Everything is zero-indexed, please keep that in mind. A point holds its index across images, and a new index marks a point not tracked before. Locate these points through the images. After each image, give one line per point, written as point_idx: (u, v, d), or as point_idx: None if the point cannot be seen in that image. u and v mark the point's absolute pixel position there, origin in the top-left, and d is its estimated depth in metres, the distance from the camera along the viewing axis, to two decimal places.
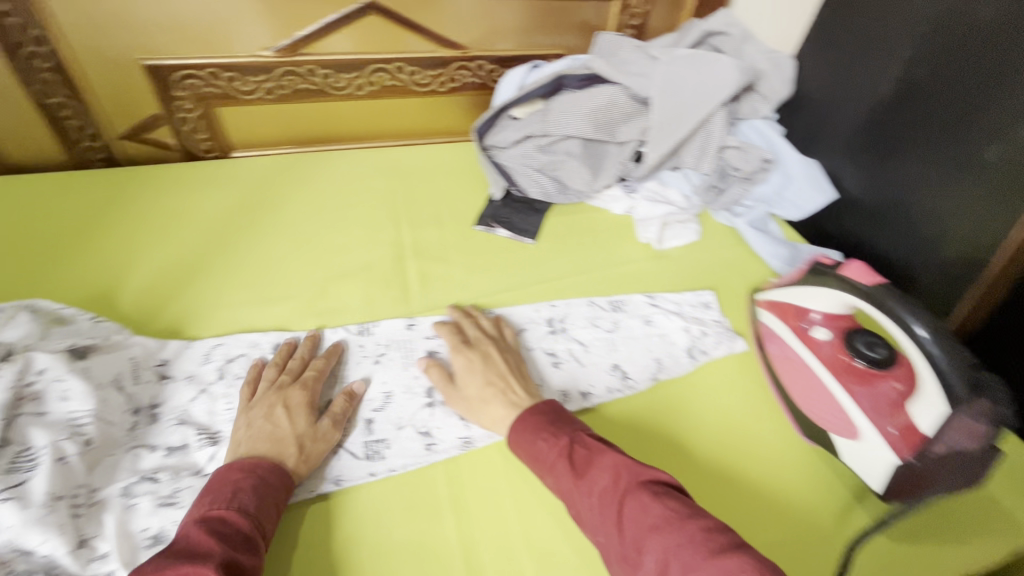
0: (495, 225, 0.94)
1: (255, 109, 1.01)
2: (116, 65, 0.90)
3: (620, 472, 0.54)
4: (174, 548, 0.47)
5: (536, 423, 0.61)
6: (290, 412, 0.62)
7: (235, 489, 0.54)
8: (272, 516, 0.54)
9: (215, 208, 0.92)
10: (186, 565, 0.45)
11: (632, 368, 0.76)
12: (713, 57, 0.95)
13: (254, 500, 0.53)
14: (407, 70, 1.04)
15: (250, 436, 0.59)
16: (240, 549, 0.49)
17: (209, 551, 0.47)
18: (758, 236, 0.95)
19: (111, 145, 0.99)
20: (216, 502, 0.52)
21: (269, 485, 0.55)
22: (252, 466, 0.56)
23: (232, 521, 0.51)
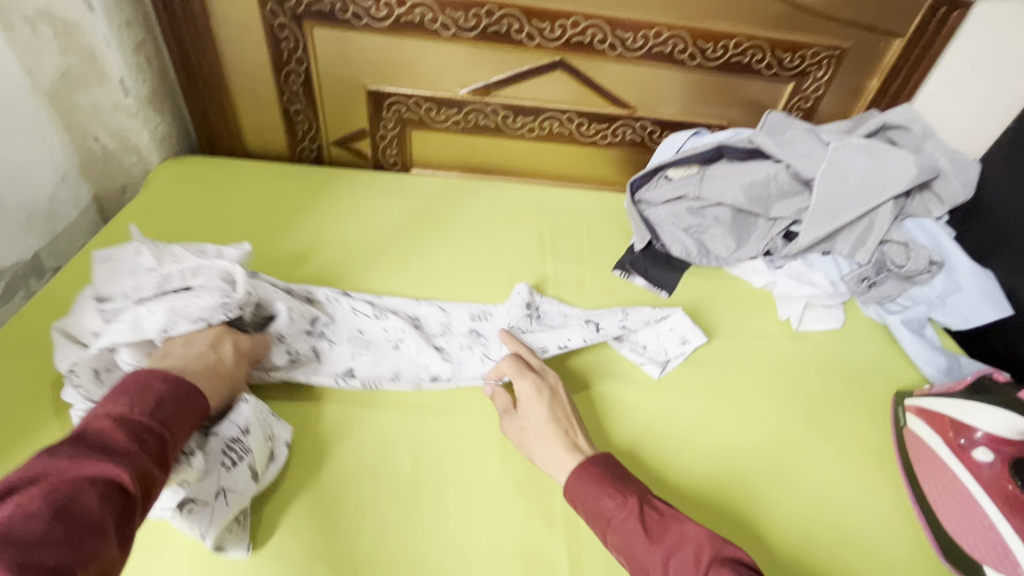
0: (633, 273, 0.99)
1: (440, 135, 1.16)
2: (346, 86, 1.10)
3: (700, 544, 0.53)
4: (82, 439, 0.49)
5: (597, 478, 0.61)
6: (233, 349, 0.69)
7: (156, 396, 0.56)
8: (186, 424, 0.57)
9: (394, 213, 1.08)
10: (94, 460, 0.48)
11: (603, 322, 0.84)
12: (890, 149, 0.93)
13: (173, 411, 0.56)
14: (576, 121, 1.14)
15: (189, 359, 0.65)
16: (150, 456, 0.52)
17: (122, 455, 0.49)
18: (913, 337, 0.90)
19: (324, 147, 1.20)
20: (127, 405, 0.54)
21: (188, 400, 0.59)
22: (177, 379, 0.59)
23: (152, 426, 0.53)
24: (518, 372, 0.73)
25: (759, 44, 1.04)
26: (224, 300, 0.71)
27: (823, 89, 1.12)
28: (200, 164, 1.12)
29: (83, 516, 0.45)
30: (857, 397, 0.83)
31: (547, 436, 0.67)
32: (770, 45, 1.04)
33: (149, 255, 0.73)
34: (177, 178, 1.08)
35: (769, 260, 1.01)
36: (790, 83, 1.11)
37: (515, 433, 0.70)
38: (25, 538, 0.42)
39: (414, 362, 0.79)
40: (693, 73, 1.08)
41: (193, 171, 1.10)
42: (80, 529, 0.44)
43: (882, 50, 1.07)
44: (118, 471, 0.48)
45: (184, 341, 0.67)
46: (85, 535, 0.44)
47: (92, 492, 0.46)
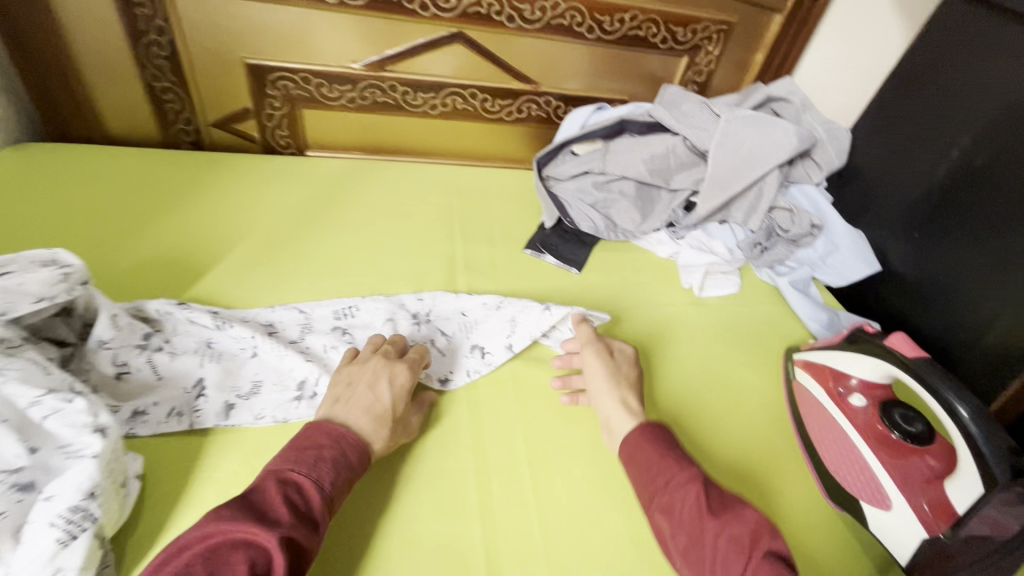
0: (544, 251, 0.98)
1: (335, 114, 1.08)
2: (221, 60, 0.98)
3: (758, 535, 0.53)
4: (252, 498, 0.51)
5: (659, 449, 0.62)
6: (392, 391, 0.65)
7: (318, 457, 0.56)
8: (343, 491, 0.56)
9: (287, 200, 0.99)
10: (253, 525, 0.48)
11: (489, 342, 0.80)
12: (773, 120, 0.98)
13: (331, 477, 0.55)
14: (479, 97, 1.11)
15: (353, 399, 0.63)
16: (302, 526, 0.51)
17: (278, 520, 0.50)
18: (800, 298, 0.97)
19: (201, 130, 1.07)
20: (299, 463, 0.55)
21: (348, 462, 0.57)
22: (339, 437, 0.58)
23: (308, 489, 0.53)
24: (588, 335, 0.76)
25: (653, 18, 1.05)
26: (62, 276, 0.60)
27: (715, 63, 1.16)
28: (48, 151, 0.96)
29: None
30: (753, 357, 0.88)
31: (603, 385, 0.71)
32: (664, 19, 1.06)
33: None
34: (15, 168, 0.92)
35: (672, 231, 1.04)
36: (684, 57, 1.14)
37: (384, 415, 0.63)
38: None
39: (273, 371, 0.71)
40: (592, 47, 1.08)
41: (39, 160, 0.94)
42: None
43: (763, 25, 1.13)
44: (269, 540, 0.48)
45: (347, 380, 0.65)
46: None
47: (240, 553, 0.47)
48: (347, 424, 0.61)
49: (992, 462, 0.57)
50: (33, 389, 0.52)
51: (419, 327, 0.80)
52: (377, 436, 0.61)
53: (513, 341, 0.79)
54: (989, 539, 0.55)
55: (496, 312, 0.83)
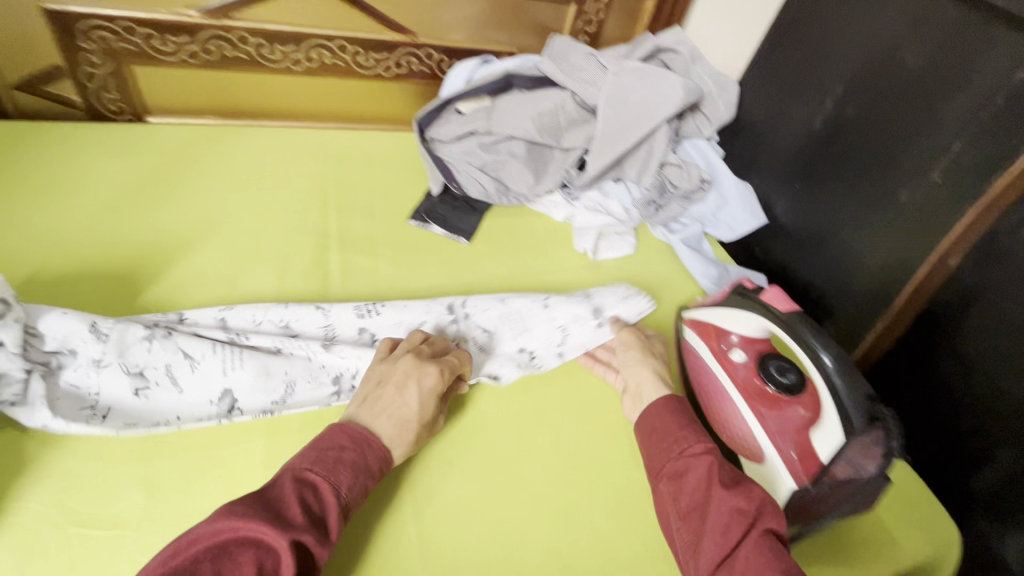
0: (430, 221, 0.90)
1: (175, 72, 0.92)
2: (9, 4, 0.80)
3: (764, 507, 0.51)
4: (265, 496, 0.46)
5: (676, 413, 0.62)
6: (421, 394, 0.58)
7: (337, 459, 0.51)
8: (361, 499, 0.51)
9: (118, 176, 0.84)
10: (260, 525, 0.43)
11: (537, 348, 0.75)
12: (660, 72, 0.94)
13: (349, 483, 0.51)
14: (350, 50, 0.98)
15: (380, 403, 0.57)
16: (314, 532, 0.46)
17: (291, 520, 0.45)
18: (691, 255, 0.97)
19: (0, 95, 0.88)
20: (319, 467, 0.50)
21: (365, 470, 0.52)
22: (364, 440, 0.53)
23: (324, 493, 0.49)
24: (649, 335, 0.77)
25: None
26: None
27: (604, 12, 1.10)
28: None
29: None
30: (646, 319, 0.87)
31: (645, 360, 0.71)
32: None
33: None
34: None
35: (567, 193, 1.00)
36: (571, 5, 1.07)
37: (405, 415, 0.57)
38: None
39: (203, 391, 0.60)
40: None
41: None
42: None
43: None
44: (278, 543, 0.43)
45: (378, 378, 0.59)
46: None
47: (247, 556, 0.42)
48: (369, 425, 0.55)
49: (850, 409, 0.59)
50: None
51: (457, 324, 0.74)
52: (400, 441, 0.56)
53: (564, 349, 0.75)
54: (865, 471, 0.58)
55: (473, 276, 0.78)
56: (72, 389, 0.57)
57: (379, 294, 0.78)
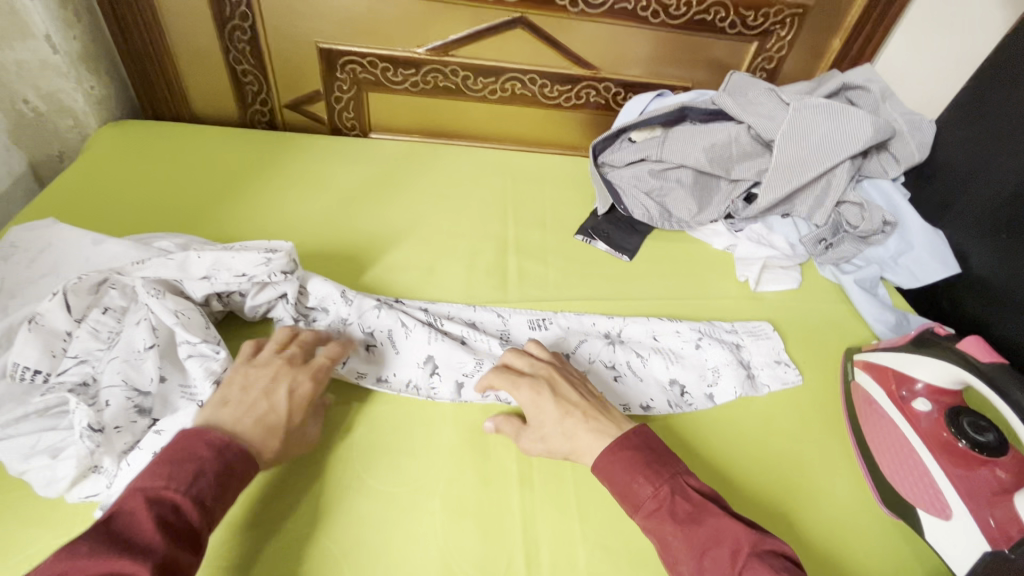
0: (595, 237, 0.98)
1: (398, 98, 1.12)
2: (298, 44, 1.04)
3: (739, 543, 0.51)
4: (117, 528, 0.43)
5: (642, 449, 0.58)
6: (291, 399, 0.57)
7: (198, 471, 0.48)
8: (225, 505, 0.49)
9: (350, 178, 1.04)
10: (123, 557, 0.41)
11: (688, 383, 0.76)
12: (848, 109, 0.93)
13: (214, 490, 0.48)
14: (538, 82, 1.11)
15: (240, 408, 0.54)
16: (182, 547, 0.45)
17: (149, 550, 0.43)
18: (866, 297, 0.92)
19: (276, 111, 1.15)
20: (173, 484, 0.47)
21: (234, 476, 0.50)
22: (222, 446, 0.50)
23: (182, 508, 0.46)
24: (512, 383, 0.64)
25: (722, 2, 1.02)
26: (263, 259, 0.68)
27: (786, 49, 1.11)
28: (144, 127, 1.06)
29: None
30: (810, 355, 0.84)
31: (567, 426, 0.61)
32: (733, 3, 1.02)
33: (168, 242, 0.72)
34: (119, 142, 1.02)
35: (730, 223, 1.01)
36: (753, 42, 1.09)
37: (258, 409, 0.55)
38: None
39: (414, 355, 0.73)
40: (655, 32, 1.06)
41: (137, 134, 1.05)
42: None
43: (843, 9, 1.06)
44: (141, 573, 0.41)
45: (244, 383, 0.56)
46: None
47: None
48: (231, 431, 0.52)
49: None
50: (190, 335, 0.62)
51: (614, 348, 0.78)
52: (265, 445, 0.54)
53: (714, 391, 0.76)
54: None
55: (637, 321, 0.82)
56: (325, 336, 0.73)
57: (549, 297, 0.87)
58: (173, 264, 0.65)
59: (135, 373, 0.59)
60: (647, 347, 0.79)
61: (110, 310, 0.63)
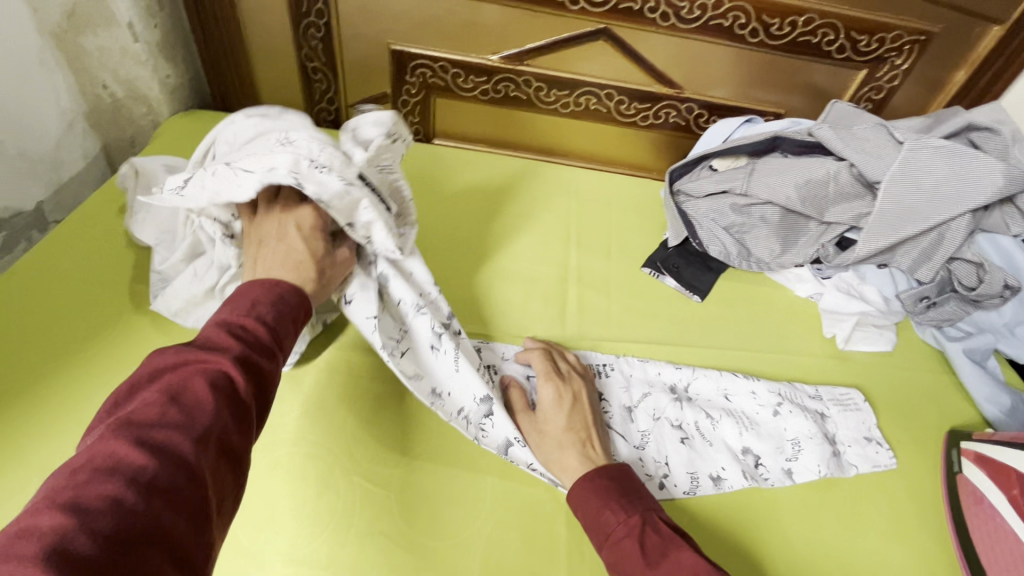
0: (664, 272, 0.90)
1: (466, 105, 1.08)
2: (370, 44, 1.01)
3: None
4: (193, 343, 0.43)
5: (602, 492, 0.56)
6: (304, 237, 0.59)
7: (256, 299, 0.49)
8: (292, 332, 0.50)
9: (409, 185, 1.00)
10: (205, 355, 0.42)
11: (764, 454, 0.68)
12: (976, 154, 0.80)
13: (273, 313, 0.49)
14: (615, 98, 1.04)
15: (268, 258, 0.57)
16: (258, 353, 0.45)
17: (227, 350, 0.43)
18: (976, 372, 0.80)
19: (341, 110, 1.13)
20: (236, 310, 0.47)
21: (290, 304, 0.51)
22: (274, 284, 0.52)
23: (251, 327, 0.46)
24: (544, 376, 0.67)
25: (833, 23, 0.91)
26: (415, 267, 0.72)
27: (900, 79, 0.99)
28: (211, 118, 1.06)
29: (197, 404, 0.39)
30: (905, 433, 0.74)
31: (565, 446, 0.61)
32: (846, 24, 0.92)
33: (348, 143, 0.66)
34: (187, 132, 1.02)
35: (817, 269, 0.91)
36: (862, 69, 0.98)
37: (276, 253, 0.58)
38: (142, 420, 0.37)
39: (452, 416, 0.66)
40: (752, 52, 0.97)
41: (206, 125, 1.04)
42: (190, 421, 0.38)
43: (975, 37, 0.93)
44: (224, 363, 0.42)
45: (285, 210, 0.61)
46: (201, 425, 0.38)
47: (202, 380, 0.40)
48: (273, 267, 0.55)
49: None
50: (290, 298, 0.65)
51: (682, 405, 0.71)
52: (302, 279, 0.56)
53: (793, 466, 0.67)
54: None
55: (709, 376, 0.74)
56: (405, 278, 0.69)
57: (610, 334, 0.80)
58: (345, 196, 0.59)
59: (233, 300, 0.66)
60: (717, 406, 0.72)
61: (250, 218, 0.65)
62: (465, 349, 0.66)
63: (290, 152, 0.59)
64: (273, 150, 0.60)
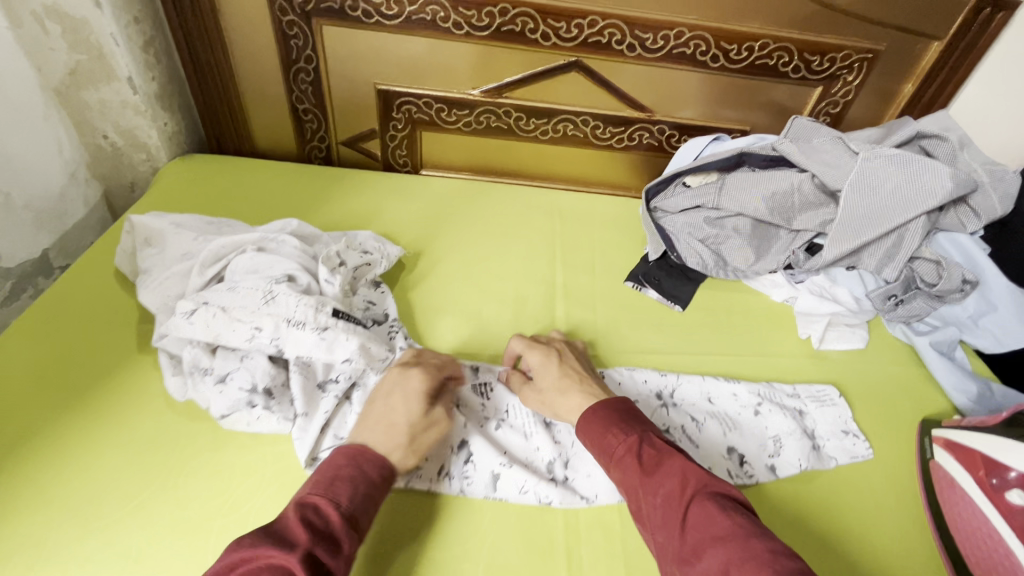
0: (646, 285, 0.95)
1: (451, 136, 1.14)
2: (357, 85, 1.07)
3: (689, 478, 0.52)
4: (271, 525, 0.48)
5: (605, 418, 0.61)
6: (406, 399, 0.62)
7: (336, 476, 0.53)
8: (367, 512, 0.52)
9: (398, 215, 1.04)
10: (273, 547, 0.46)
11: (748, 452, 0.71)
12: (925, 160, 0.86)
13: (349, 495, 0.52)
14: (591, 124, 1.10)
15: (374, 417, 0.60)
16: (324, 544, 0.48)
17: (293, 541, 0.46)
18: (942, 362, 0.85)
19: (332, 148, 1.18)
20: (315, 489, 0.52)
21: (369, 476, 0.54)
22: (358, 456, 0.56)
23: (323, 511, 0.50)
24: (527, 347, 0.75)
25: (786, 46, 0.99)
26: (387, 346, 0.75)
27: (853, 94, 1.06)
28: (209, 161, 1.11)
29: None
30: (880, 424, 0.78)
31: (561, 389, 0.68)
32: (799, 47, 0.99)
33: (341, 249, 0.81)
34: (184, 175, 1.07)
35: (790, 274, 0.95)
36: (817, 87, 1.05)
37: (378, 411, 0.61)
38: None
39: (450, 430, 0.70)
40: (714, 76, 1.03)
41: (203, 168, 1.09)
42: None
43: (917, 53, 1.01)
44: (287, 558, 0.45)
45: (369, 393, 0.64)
46: None
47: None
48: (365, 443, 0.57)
49: None
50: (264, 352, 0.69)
51: (668, 410, 0.75)
52: (392, 446, 0.58)
53: (777, 462, 0.71)
54: None
55: (695, 382, 0.79)
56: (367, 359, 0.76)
57: (597, 347, 0.84)
58: (322, 344, 0.69)
59: (208, 337, 0.68)
60: (701, 409, 0.76)
61: (241, 276, 0.74)
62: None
63: (273, 317, 0.69)
64: (255, 314, 0.69)
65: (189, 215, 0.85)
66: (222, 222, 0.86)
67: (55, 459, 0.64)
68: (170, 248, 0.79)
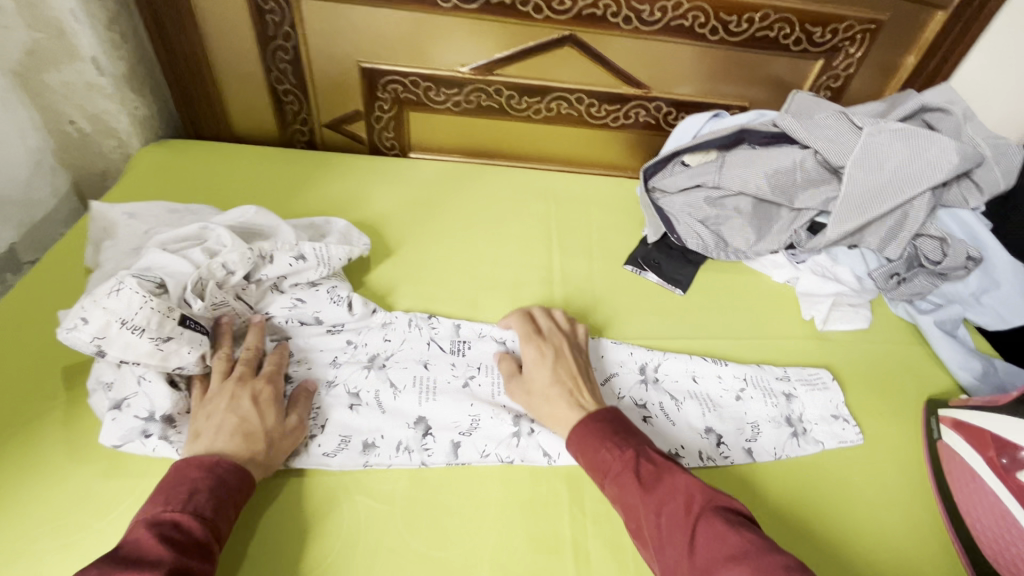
0: (646, 268, 0.92)
1: (440, 117, 1.09)
2: (339, 63, 1.02)
3: (692, 494, 0.51)
4: (120, 553, 0.46)
5: (597, 433, 0.59)
6: (254, 409, 0.61)
7: (191, 489, 0.52)
8: (228, 517, 0.53)
9: (387, 201, 1.00)
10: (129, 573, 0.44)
11: (726, 434, 0.70)
12: (929, 134, 0.84)
13: (211, 505, 0.52)
14: (585, 102, 1.06)
15: (212, 429, 0.58)
16: (189, 556, 0.48)
17: (155, 560, 0.46)
18: (947, 340, 0.84)
19: (315, 131, 1.13)
20: (171, 504, 0.51)
21: (229, 484, 0.54)
22: (212, 465, 0.55)
23: (182, 524, 0.50)
24: (524, 337, 0.70)
25: (787, 17, 0.95)
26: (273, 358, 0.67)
27: (855, 67, 1.03)
28: (185, 146, 1.06)
29: None
30: (885, 405, 0.77)
31: (552, 396, 0.64)
32: (800, 18, 0.95)
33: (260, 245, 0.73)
34: (157, 162, 1.01)
35: (792, 254, 0.94)
36: (818, 59, 1.02)
37: (218, 425, 0.59)
38: None
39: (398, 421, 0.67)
40: (713, 49, 1.00)
41: (177, 154, 1.03)
42: None
43: (921, 23, 0.98)
44: None
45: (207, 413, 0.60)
46: None
47: None
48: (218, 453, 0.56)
49: None
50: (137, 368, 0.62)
51: (646, 386, 0.73)
52: (241, 456, 0.57)
53: (753, 446, 0.70)
54: None
55: (682, 362, 0.77)
56: (306, 347, 0.73)
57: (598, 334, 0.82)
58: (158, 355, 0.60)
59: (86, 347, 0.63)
60: (683, 389, 0.74)
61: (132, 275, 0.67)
62: (387, 389, 0.70)
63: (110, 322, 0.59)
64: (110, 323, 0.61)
65: (152, 203, 0.82)
66: (186, 211, 0.82)
67: (39, 468, 0.61)
68: (122, 240, 0.74)
